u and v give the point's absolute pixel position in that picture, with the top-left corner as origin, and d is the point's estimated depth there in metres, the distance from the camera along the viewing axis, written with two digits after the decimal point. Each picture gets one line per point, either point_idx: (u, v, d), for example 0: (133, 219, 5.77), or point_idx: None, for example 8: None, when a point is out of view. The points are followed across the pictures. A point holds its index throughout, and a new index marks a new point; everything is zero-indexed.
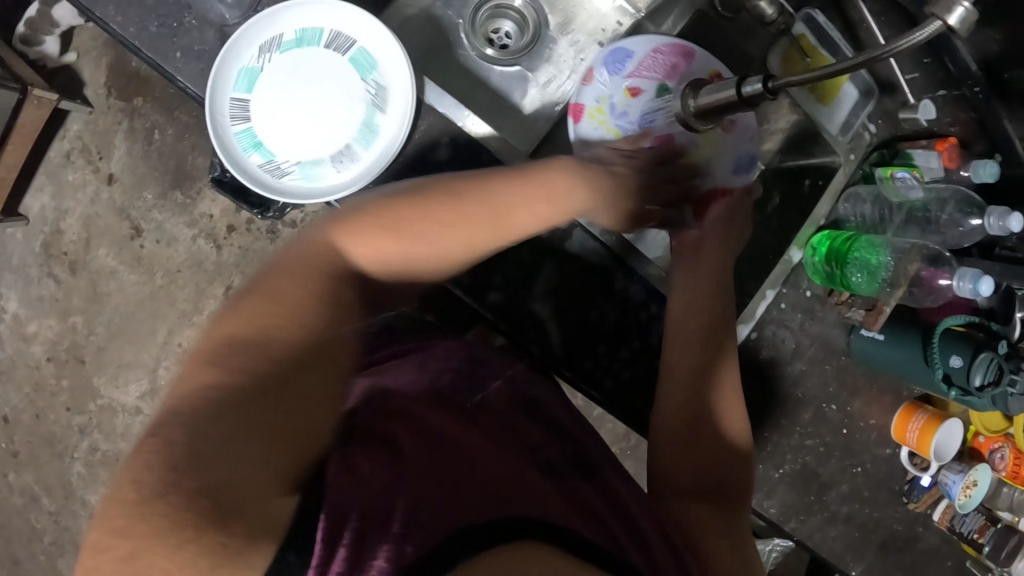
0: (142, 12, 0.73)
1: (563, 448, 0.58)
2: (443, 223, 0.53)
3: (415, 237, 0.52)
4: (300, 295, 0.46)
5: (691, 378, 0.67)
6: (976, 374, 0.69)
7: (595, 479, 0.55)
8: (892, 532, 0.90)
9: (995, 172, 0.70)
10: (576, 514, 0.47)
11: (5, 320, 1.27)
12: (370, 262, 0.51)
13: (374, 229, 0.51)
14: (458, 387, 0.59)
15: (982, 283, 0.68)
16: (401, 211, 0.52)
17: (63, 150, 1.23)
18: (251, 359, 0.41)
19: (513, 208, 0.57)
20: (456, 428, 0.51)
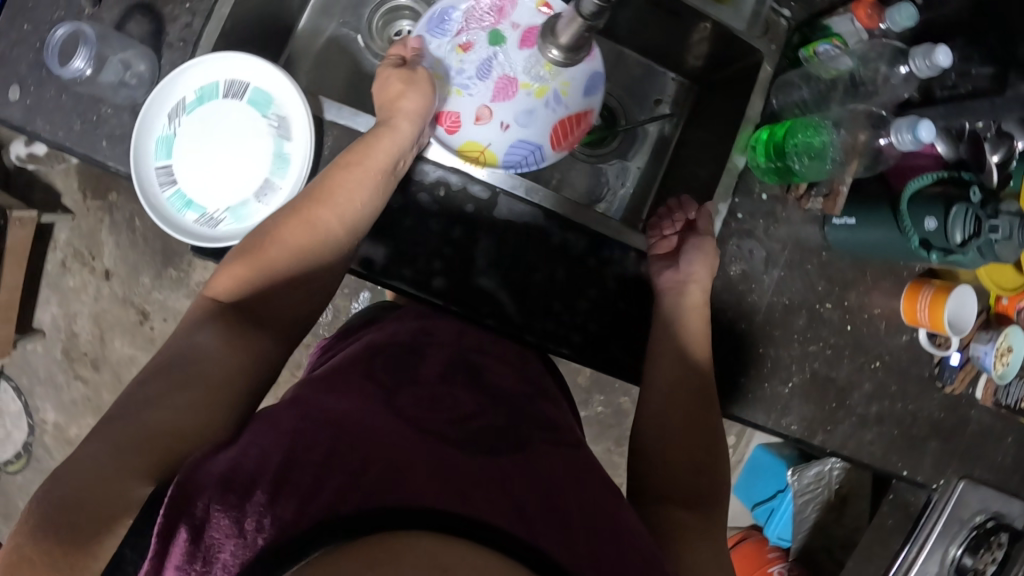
0: (64, 115, 0.76)
1: (500, 414, 0.54)
2: (290, 233, 0.61)
3: (268, 262, 0.60)
4: (188, 337, 0.55)
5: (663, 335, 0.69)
6: (955, 230, 0.64)
7: (526, 448, 0.50)
8: (935, 421, 0.87)
9: (912, 14, 0.67)
10: (479, 491, 0.43)
11: (48, 431, 1.33)
12: (229, 290, 0.59)
13: (230, 265, 0.60)
14: (393, 366, 0.57)
15: (921, 128, 0.61)
16: (256, 241, 0.60)
17: (58, 259, 1.29)
18: (126, 408, 0.49)
19: (343, 195, 0.62)
20: (363, 410, 0.49)
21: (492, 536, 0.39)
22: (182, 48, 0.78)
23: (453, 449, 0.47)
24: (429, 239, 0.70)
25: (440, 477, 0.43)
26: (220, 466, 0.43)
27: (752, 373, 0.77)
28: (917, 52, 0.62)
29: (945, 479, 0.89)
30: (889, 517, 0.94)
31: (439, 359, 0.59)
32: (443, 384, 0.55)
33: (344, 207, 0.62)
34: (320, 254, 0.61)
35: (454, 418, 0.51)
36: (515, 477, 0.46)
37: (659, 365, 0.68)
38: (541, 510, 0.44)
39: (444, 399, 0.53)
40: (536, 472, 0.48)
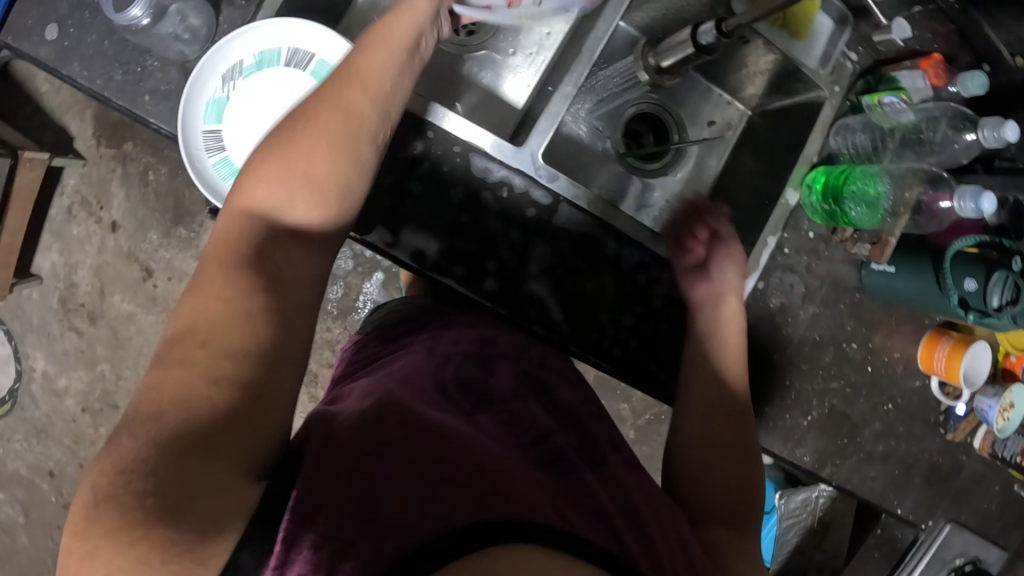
0: (105, 63, 0.71)
1: (571, 437, 0.57)
2: (325, 112, 0.58)
3: (307, 162, 0.55)
4: (220, 270, 0.50)
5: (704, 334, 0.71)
6: (993, 294, 0.69)
7: (599, 470, 0.55)
8: (933, 464, 0.89)
9: (984, 82, 0.74)
10: (574, 510, 0.47)
11: (35, 379, 1.29)
12: (281, 203, 0.55)
13: (275, 176, 0.55)
14: (465, 375, 0.58)
15: (984, 200, 0.68)
16: (282, 137, 0.57)
17: (63, 206, 1.25)
18: (178, 382, 0.44)
19: (372, 77, 0.60)
20: (451, 424, 0.51)
21: (600, 554, 0.44)
22: (243, 7, 0.73)
23: (541, 472, 0.50)
24: (484, 237, 0.69)
25: (540, 492, 0.47)
26: (327, 481, 0.43)
27: (776, 403, 0.80)
28: (986, 123, 0.71)
29: (933, 521, 0.91)
30: (876, 549, 0.96)
31: (508, 367, 0.61)
32: (517, 398, 0.58)
33: (385, 70, 0.60)
34: (357, 143, 0.58)
35: (534, 440, 0.54)
36: (598, 498, 0.51)
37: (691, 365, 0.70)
38: (627, 528, 0.49)
39: (521, 418, 0.56)
40: (616, 494, 0.53)
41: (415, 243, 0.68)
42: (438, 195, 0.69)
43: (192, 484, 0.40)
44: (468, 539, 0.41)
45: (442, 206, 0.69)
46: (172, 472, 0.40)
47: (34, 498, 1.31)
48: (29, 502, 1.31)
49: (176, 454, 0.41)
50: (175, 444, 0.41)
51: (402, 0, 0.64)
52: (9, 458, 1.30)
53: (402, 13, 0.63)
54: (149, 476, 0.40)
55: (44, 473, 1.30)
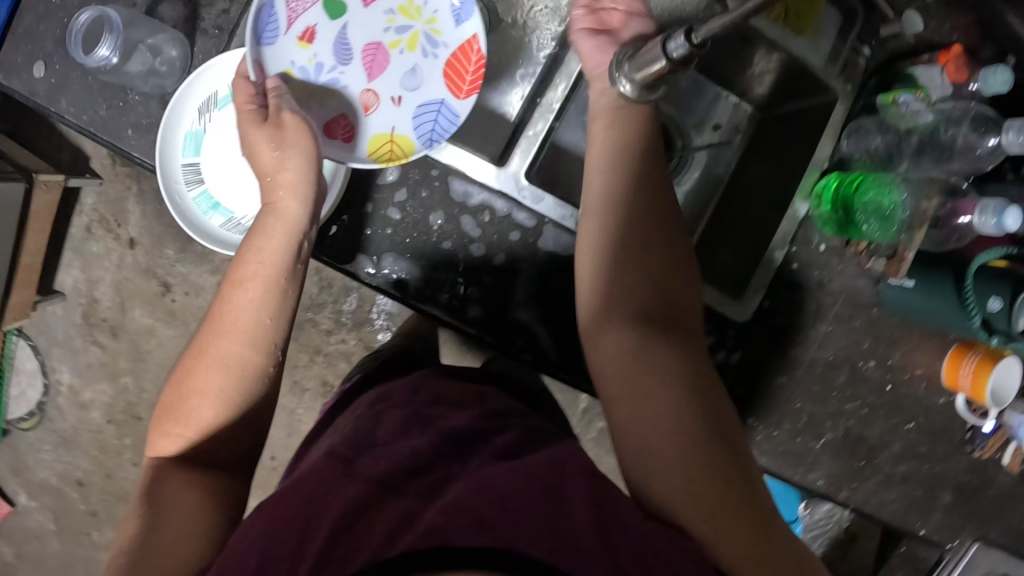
0: (90, 99, 0.73)
1: (455, 461, 0.53)
2: (222, 333, 0.61)
3: (199, 392, 0.61)
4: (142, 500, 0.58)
5: (619, 265, 0.62)
6: (1019, 315, 0.67)
7: (479, 473, 0.49)
8: (961, 484, 0.83)
9: (1007, 79, 0.67)
10: (439, 516, 0.43)
11: (62, 392, 1.33)
12: (170, 447, 0.61)
13: (168, 430, 0.61)
14: (352, 437, 0.58)
15: (1008, 215, 0.63)
16: (186, 361, 0.62)
17: (83, 223, 1.28)
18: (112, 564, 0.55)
19: (245, 317, 0.61)
20: (324, 486, 0.50)
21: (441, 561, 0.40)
22: (217, 36, 0.75)
23: (409, 500, 0.47)
24: (467, 264, 0.68)
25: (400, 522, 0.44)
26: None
27: (784, 426, 0.76)
28: (1011, 126, 0.65)
29: (959, 539, 0.84)
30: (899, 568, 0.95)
31: (394, 419, 0.59)
32: (399, 441, 0.55)
33: (255, 288, 0.61)
34: (243, 382, 0.61)
35: (410, 473, 0.51)
36: (468, 497, 0.45)
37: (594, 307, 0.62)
38: (505, 510, 0.44)
39: (402, 455, 0.53)
40: (491, 482, 0.47)
41: (397, 271, 0.67)
42: (418, 221, 0.67)
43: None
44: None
45: (425, 234, 0.67)
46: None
47: (65, 505, 1.36)
48: (59, 509, 1.36)
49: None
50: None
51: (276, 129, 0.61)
52: (41, 467, 1.35)
53: (288, 178, 0.61)
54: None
55: (73, 482, 1.35)
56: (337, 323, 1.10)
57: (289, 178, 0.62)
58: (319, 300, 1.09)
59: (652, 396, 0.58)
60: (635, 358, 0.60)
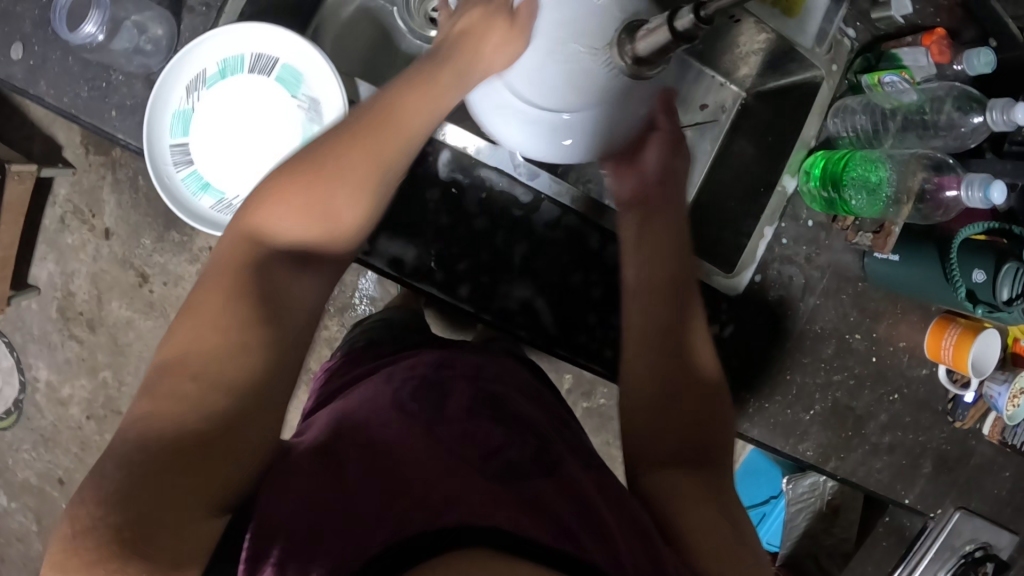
0: (70, 80, 0.72)
1: (527, 441, 0.54)
2: (342, 175, 0.57)
3: (326, 189, 0.57)
4: (231, 314, 0.53)
5: (653, 351, 0.64)
6: (1003, 287, 0.67)
7: (559, 474, 0.52)
8: (943, 453, 0.86)
9: (991, 60, 0.68)
10: (529, 517, 0.44)
11: (39, 389, 1.30)
12: (278, 220, 0.58)
13: (290, 186, 0.57)
14: (421, 395, 0.57)
15: (993, 189, 0.64)
16: (316, 166, 0.58)
17: (57, 215, 1.24)
18: (179, 389, 0.50)
19: (359, 164, 0.58)
20: (405, 441, 0.52)
21: (539, 556, 0.41)
22: (204, 13, 0.74)
23: (492, 480, 0.49)
24: (463, 238, 0.68)
25: (483, 492, 0.46)
26: (287, 502, 0.47)
27: (776, 398, 0.78)
28: (994, 105, 0.66)
29: (942, 508, 0.88)
30: (884, 539, 0.93)
31: (462, 393, 0.58)
32: (472, 418, 0.55)
33: (366, 161, 0.58)
34: (385, 170, 0.58)
35: (487, 451, 0.52)
36: (551, 501, 0.47)
37: (648, 382, 0.63)
38: (581, 524, 0.46)
39: (477, 432, 0.54)
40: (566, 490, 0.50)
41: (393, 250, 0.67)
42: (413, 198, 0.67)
43: (164, 489, 0.45)
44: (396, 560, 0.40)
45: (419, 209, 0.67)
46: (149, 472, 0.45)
47: (47, 505, 1.33)
48: (41, 510, 1.33)
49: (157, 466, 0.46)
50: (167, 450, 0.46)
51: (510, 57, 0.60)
52: (20, 467, 1.32)
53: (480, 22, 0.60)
54: (139, 472, 0.45)
55: (54, 480, 1.32)
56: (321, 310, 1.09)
57: (476, 13, 0.60)
58: None
59: (683, 469, 0.57)
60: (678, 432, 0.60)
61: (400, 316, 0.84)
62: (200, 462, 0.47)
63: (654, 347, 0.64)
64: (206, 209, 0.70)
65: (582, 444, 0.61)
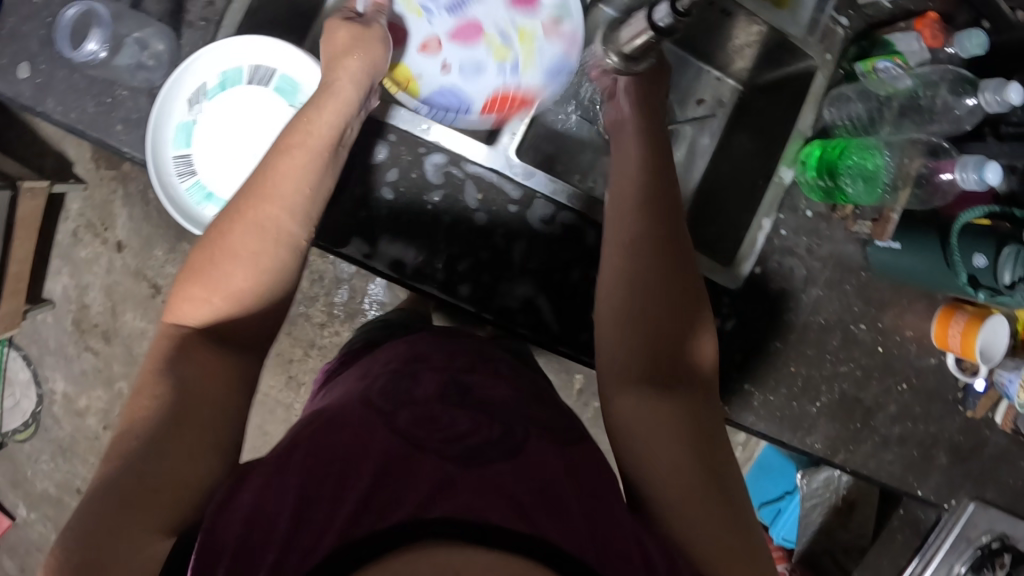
0: (77, 96, 0.74)
1: (496, 425, 0.54)
2: (234, 258, 0.56)
3: (223, 279, 0.56)
4: (169, 348, 0.55)
5: (653, 255, 0.61)
6: (1005, 270, 0.66)
7: (522, 455, 0.51)
8: (956, 443, 0.85)
9: (983, 41, 0.69)
10: (483, 501, 0.45)
11: (57, 401, 1.32)
12: (198, 312, 0.56)
13: (193, 290, 0.56)
14: (391, 390, 0.58)
15: (988, 170, 0.64)
16: (205, 257, 0.57)
17: (69, 230, 1.27)
18: (124, 446, 0.50)
19: (247, 232, 0.57)
20: (360, 434, 0.51)
21: (491, 538, 0.41)
22: (204, 27, 0.75)
23: (445, 463, 0.48)
24: (462, 239, 0.69)
25: (432, 481, 0.46)
26: (237, 521, 0.47)
27: (781, 391, 0.77)
28: (987, 86, 0.66)
29: (956, 499, 0.85)
30: (899, 531, 0.91)
31: (434, 381, 0.59)
32: (442, 405, 0.55)
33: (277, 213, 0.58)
34: (275, 247, 0.57)
35: (451, 437, 0.51)
36: (508, 481, 0.48)
37: (635, 271, 0.60)
38: (539, 505, 0.46)
39: (441, 417, 0.54)
40: (535, 475, 0.50)
41: (392, 252, 0.68)
42: (412, 200, 0.68)
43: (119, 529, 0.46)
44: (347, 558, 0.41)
45: (419, 212, 0.68)
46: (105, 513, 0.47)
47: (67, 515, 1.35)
48: (61, 520, 1.35)
49: (111, 505, 0.47)
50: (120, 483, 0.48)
51: (325, 88, 0.62)
52: (39, 479, 1.34)
53: (348, 60, 0.62)
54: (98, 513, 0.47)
55: (73, 490, 1.34)
56: (329, 316, 1.10)
57: (351, 61, 0.62)
58: (310, 293, 1.09)
59: (659, 403, 0.57)
60: (649, 359, 0.58)
61: (402, 317, 0.84)
62: (148, 496, 0.48)
63: (670, 271, 0.61)
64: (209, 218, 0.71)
65: (567, 423, 0.61)
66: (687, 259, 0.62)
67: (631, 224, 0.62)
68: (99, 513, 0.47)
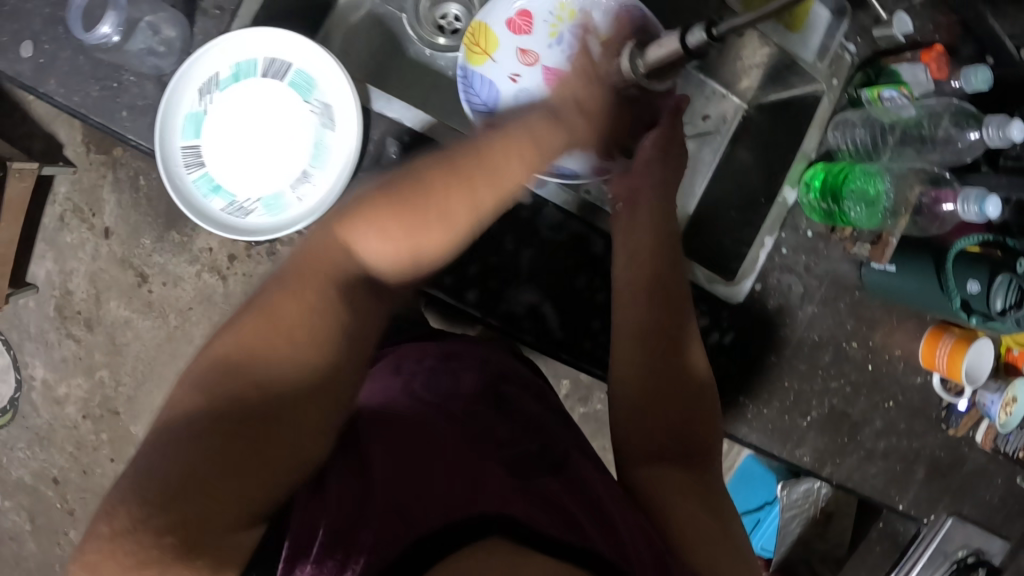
0: (81, 79, 0.72)
1: (534, 438, 0.59)
2: (435, 224, 0.49)
3: (423, 232, 0.49)
4: (318, 316, 0.47)
5: (663, 314, 0.65)
6: (996, 297, 0.69)
7: (566, 473, 0.55)
8: (936, 460, 0.88)
9: (988, 78, 0.71)
10: (541, 510, 0.47)
11: (36, 388, 1.29)
12: (374, 249, 0.49)
13: (382, 215, 0.49)
14: (438, 391, 0.61)
15: (988, 203, 0.67)
16: (393, 207, 0.49)
17: (56, 214, 1.24)
18: (241, 392, 0.43)
19: (459, 201, 0.50)
20: (424, 429, 0.54)
21: (563, 552, 0.43)
22: (218, 16, 0.74)
23: (504, 472, 0.51)
24: (471, 243, 0.69)
25: (503, 486, 0.48)
26: (309, 500, 0.47)
27: (774, 404, 0.79)
28: (991, 122, 0.68)
29: (935, 513, 0.89)
30: (878, 544, 0.94)
31: (471, 382, 0.62)
32: (484, 412, 0.58)
33: (469, 210, 0.51)
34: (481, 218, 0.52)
35: (500, 445, 0.55)
36: (562, 497, 0.50)
37: (646, 341, 0.65)
38: (591, 520, 0.49)
39: (488, 425, 0.57)
40: (577, 490, 0.53)
41: None
42: None
43: (215, 485, 0.40)
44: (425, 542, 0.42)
45: None
46: (189, 472, 0.39)
47: (41, 505, 1.32)
48: (35, 509, 1.32)
49: (216, 447, 0.41)
50: (187, 436, 0.41)
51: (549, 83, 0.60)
52: (14, 466, 1.31)
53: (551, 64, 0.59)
54: (171, 474, 0.39)
55: (49, 480, 1.31)
56: None
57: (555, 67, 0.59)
58: None
59: (680, 474, 0.61)
60: (675, 431, 0.63)
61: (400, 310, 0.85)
62: (254, 462, 0.41)
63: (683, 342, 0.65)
64: (213, 211, 0.70)
65: (570, 434, 0.64)
66: (688, 319, 0.66)
67: (645, 289, 0.66)
68: (165, 468, 0.40)
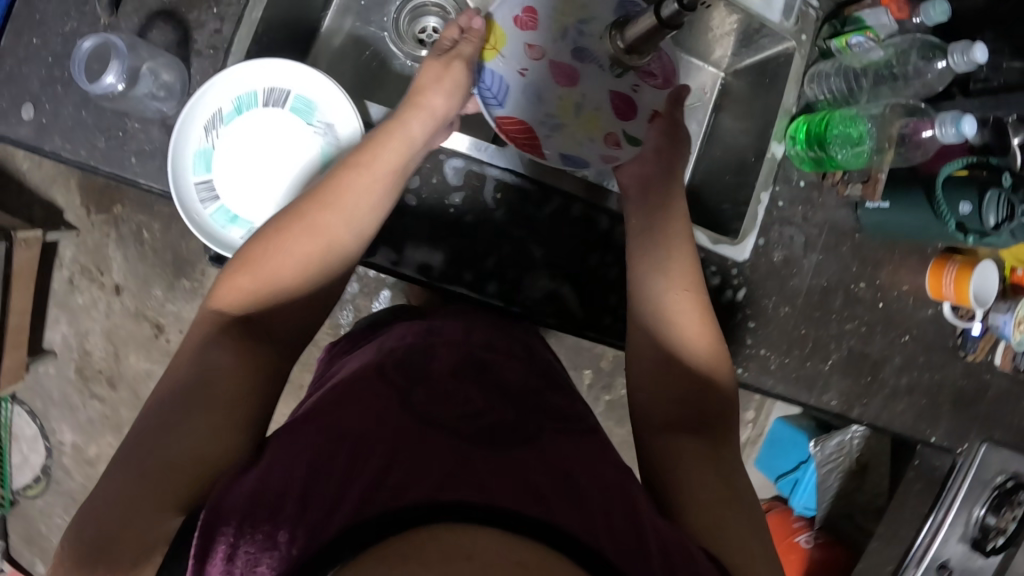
0: (87, 133, 0.75)
1: (511, 408, 0.57)
2: (296, 242, 0.64)
3: (300, 245, 0.64)
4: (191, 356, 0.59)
5: (658, 282, 0.67)
6: (988, 214, 0.70)
7: (537, 440, 0.53)
8: (960, 388, 0.89)
9: (945, 9, 0.75)
10: (502, 486, 0.46)
11: (67, 453, 1.30)
12: (228, 298, 0.62)
13: (233, 281, 0.62)
14: (405, 364, 0.60)
15: (964, 123, 0.70)
16: (273, 233, 0.64)
17: (65, 277, 1.26)
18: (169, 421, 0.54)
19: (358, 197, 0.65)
20: (382, 413, 0.53)
21: (511, 525, 0.42)
22: (212, 55, 0.77)
23: (459, 446, 0.50)
24: (482, 237, 0.72)
25: (448, 468, 0.47)
26: (249, 494, 0.48)
27: (794, 353, 0.81)
28: (954, 49, 0.71)
29: (968, 442, 0.91)
30: (915, 481, 0.94)
31: (450, 357, 0.61)
32: (455, 381, 0.58)
33: (336, 218, 0.64)
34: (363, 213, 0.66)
35: (464, 414, 0.54)
36: (531, 467, 0.50)
37: (643, 305, 0.68)
38: (555, 490, 0.48)
39: (456, 394, 0.57)
40: (549, 459, 0.52)
41: (418, 257, 0.71)
42: (433, 205, 0.71)
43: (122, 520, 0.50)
44: (346, 537, 0.41)
45: (441, 215, 0.71)
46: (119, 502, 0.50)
47: None
48: None
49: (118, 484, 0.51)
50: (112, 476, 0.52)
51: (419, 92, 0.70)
52: (54, 533, 1.32)
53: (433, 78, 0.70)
54: (103, 512, 0.50)
55: None
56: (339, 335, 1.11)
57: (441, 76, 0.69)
58: None
59: (685, 436, 0.62)
60: (687, 406, 0.65)
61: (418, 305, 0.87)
62: (166, 476, 0.51)
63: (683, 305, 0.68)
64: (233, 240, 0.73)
65: (573, 410, 0.62)
66: (696, 288, 0.68)
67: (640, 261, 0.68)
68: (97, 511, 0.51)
